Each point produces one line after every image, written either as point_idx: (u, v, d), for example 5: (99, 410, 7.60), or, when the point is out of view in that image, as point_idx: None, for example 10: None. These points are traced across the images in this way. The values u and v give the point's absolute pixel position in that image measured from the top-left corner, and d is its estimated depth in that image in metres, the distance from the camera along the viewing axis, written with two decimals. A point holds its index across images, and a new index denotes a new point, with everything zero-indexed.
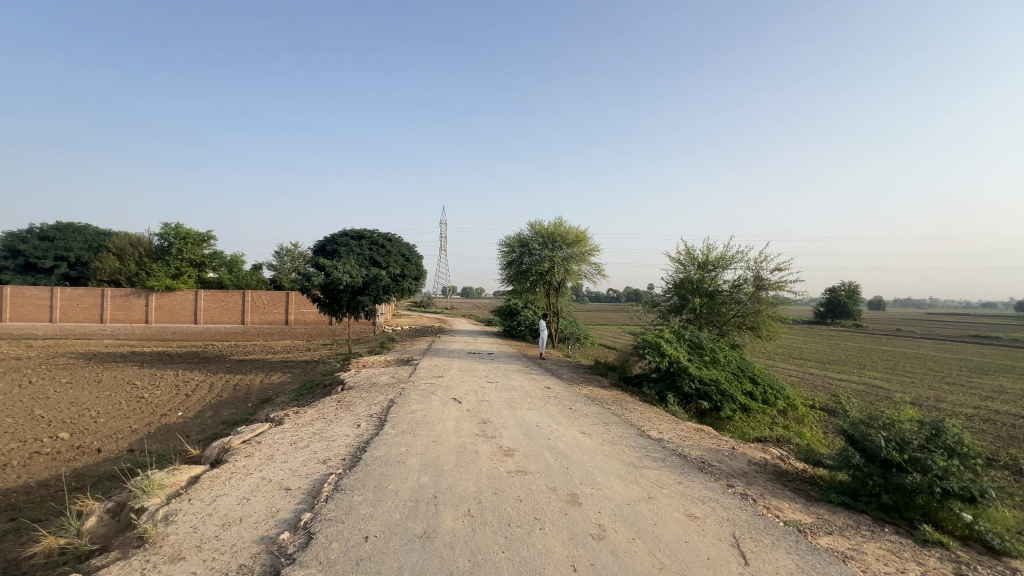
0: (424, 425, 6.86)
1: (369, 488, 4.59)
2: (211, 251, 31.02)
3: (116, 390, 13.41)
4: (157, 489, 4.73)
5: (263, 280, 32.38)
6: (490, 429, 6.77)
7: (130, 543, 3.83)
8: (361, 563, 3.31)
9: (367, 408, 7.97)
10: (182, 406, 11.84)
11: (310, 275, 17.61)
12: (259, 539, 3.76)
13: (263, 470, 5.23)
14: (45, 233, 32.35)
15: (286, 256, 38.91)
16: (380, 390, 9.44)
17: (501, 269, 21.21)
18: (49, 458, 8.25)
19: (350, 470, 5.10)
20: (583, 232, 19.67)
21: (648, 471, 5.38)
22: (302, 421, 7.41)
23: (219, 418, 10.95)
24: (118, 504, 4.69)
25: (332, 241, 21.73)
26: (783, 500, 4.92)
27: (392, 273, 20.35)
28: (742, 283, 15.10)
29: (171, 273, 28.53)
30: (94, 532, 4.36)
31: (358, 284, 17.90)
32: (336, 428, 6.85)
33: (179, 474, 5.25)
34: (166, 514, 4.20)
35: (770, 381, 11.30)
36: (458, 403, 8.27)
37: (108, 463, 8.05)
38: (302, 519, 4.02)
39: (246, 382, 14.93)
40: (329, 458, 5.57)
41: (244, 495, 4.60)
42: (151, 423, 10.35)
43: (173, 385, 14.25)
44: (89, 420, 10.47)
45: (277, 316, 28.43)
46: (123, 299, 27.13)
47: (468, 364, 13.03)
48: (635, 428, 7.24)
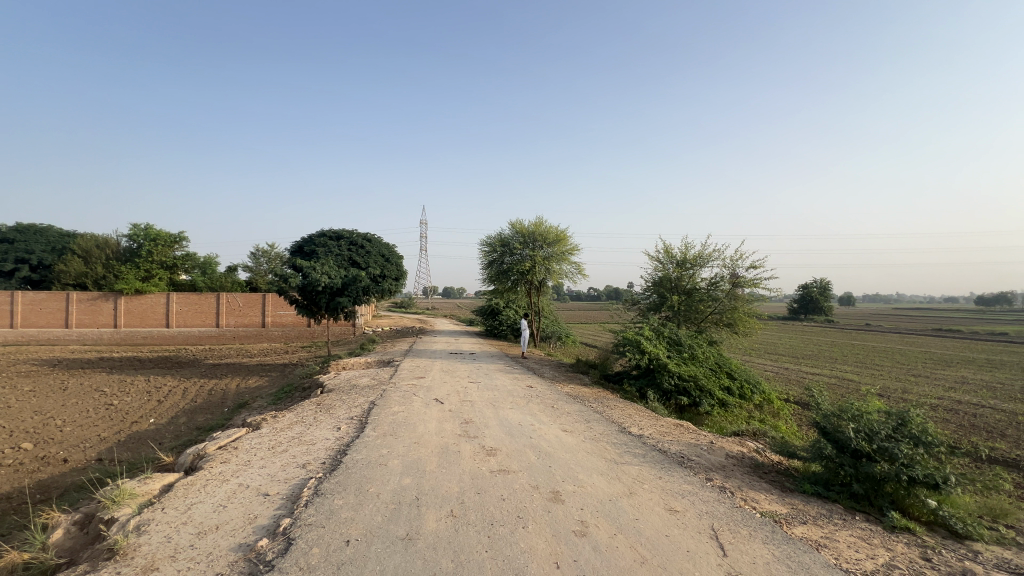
0: (406, 427, 6.81)
1: (350, 492, 4.53)
2: (184, 253, 30.15)
3: (83, 398, 12.91)
4: (128, 498, 4.59)
5: (238, 281, 31.60)
6: (472, 429, 6.77)
7: (99, 555, 3.70)
8: (342, 567, 3.27)
9: (348, 411, 7.87)
10: (154, 413, 11.46)
11: (287, 277, 17.27)
12: (237, 547, 3.68)
13: (239, 476, 5.11)
14: (5, 235, 30.98)
15: (263, 257, 38.06)
16: (361, 392, 9.33)
17: (482, 269, 21.15)
18: (11, 470, 7.91)
19: (330, 474, 5.03)
20: (564, 230, 19.78)
21: (629, 467, 5.44)
22: (279, 425, 7.25)
23: (194, 424, 10.65)
24: (87, 516, 4.53)
25: (310, 242, 21.37)
26: (760, 492, 5.05)
27: (372, 273, 20.10)
28: (719, 281, 15.40)
29: (141, 275, 27.62)
30: (61, 545, 4.21)
31: (337, 285, 17.63)
32: (316, 432, 6.73)
33: (151, 482, 5.09)
34: (137, 524, 4.07)
35: (746, 376, 11.54)
36: (439, 404, 8.22)
37: (76, 474, 7.76)
38: (281, 525, 3.95)
39: (221, 387, 14.55)
40: (309, 463, 5.49)
41: (220, 501, 4.49)
42: (122, 431, 10.01)
43: (144, 391, 13.80)
44: (55, 429, 10.06)
45: (253, 318, 27.76)
46: (90, 302, 26.18)
47: (450, 364, 12.95)
48: (616, 425, 7.32)
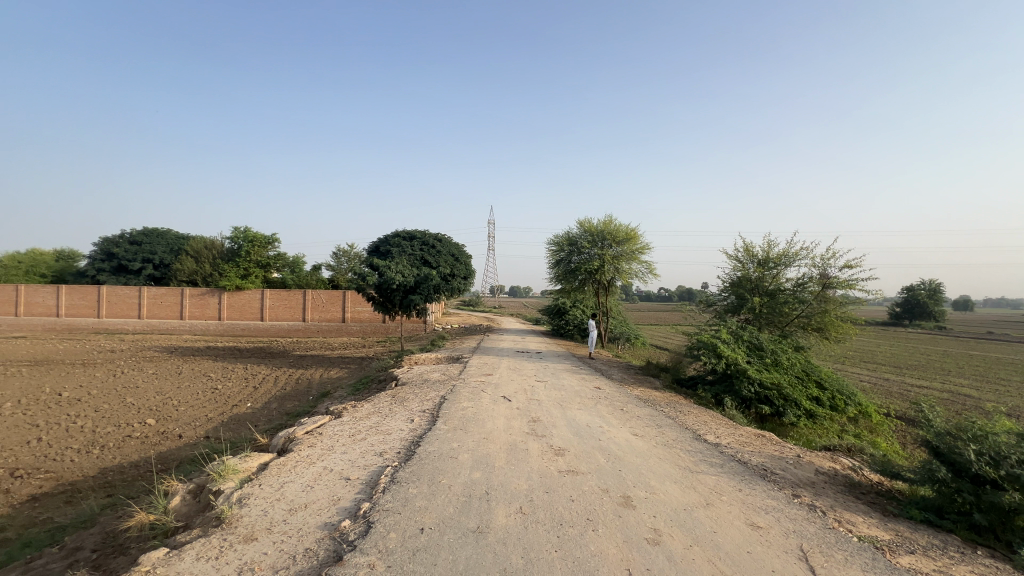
0: (475, 422, 6.96)
1: (424, 481, 4.72)
2: (276, 253, 32.91)
3: (194, 382, 14.59)
4: (232, 473, 5.12)
5: (322, 279, 33.98)
6: (540, 428, 6.77)
7: (209, 522, 4.15)
8: (418, 553, 3.41)
9: (420, 404, 8.20)
10: (251, 398, 12.70)
11: (365, 275, 18.31)
12: (323, 525, 3.96)
13: (325, 460, 5.51)
14: (135, 237, 35.71)
15: (344, 256, 40.69)
16: (433, 386, 9.68)
17: (549, 269, 21.14)
18: (139, 442, 9.12)
19: (405, 463, 5.26)
20: (635, 228, 19.23)
21: (705, 476, 5.18)
22: (359, 414, 7.71)
23: (284, 409, 11.65)
24: (199, 486, 5.11)
25: (385, 242, 22.52)
26: (857, 515, 4.57)
27: (443, 272, 20.75)
28: (806, 282, 14.23)
29: (241, 273, 30.60)
30: (178, 510, 4.77)
31: (411, 284, 18.39)
32: (391, 422, 7.09)
33: (250, 460, 5.64)
34: (240, 497, 4.52)
35: (838, 386, 10.56)
36: (507, 401, 8.32)
37: (189, 448, 8.78)
38: (361, 508, 4.20)
39: (307, 376, 15.78)
40: (386, 451, 5.79)
41: (308, 482, 4.86)
42: (225, 413, 11.19)
43: (243, 378, 15.32)
44: (172, 408, 11.46)
45: (334, 314, 29.61)
46: (200, 297, 29.47)
47: (517, 362, 13.08)
48: (690, 432, 7.00)
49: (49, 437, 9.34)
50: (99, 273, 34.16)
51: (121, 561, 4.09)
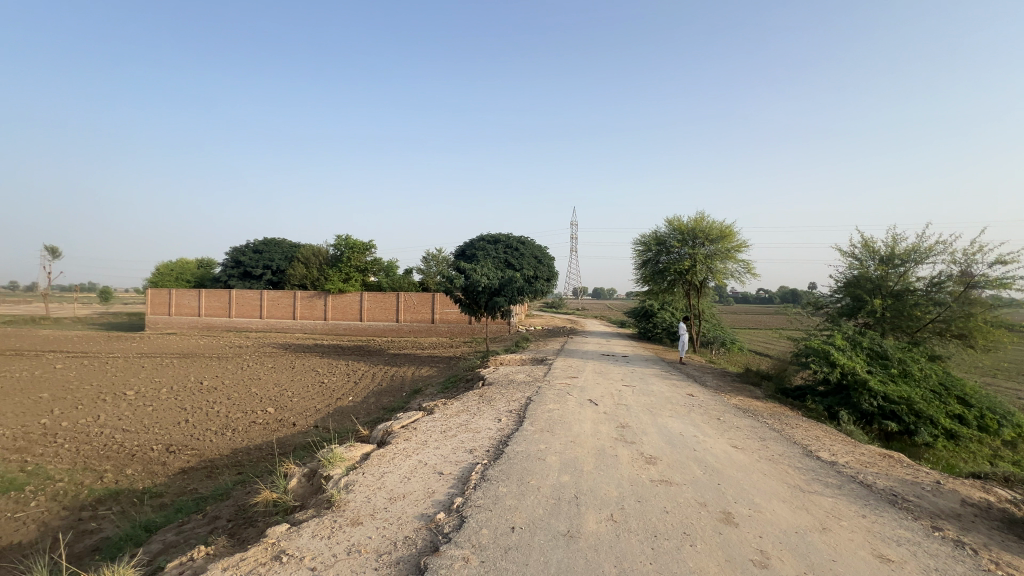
0: (561, 424, 6.91)
1: (513, 481, 4.77)
2: (373, 258, 35.43)
3: (305, 376, 16.19)
4: (339, 461, 5.59)
5: (413, 282, 35.99)
6: (629, 434, 6.55)
7: (322, 504, 4.57)
8: (510, 551, 3.46)
9: (507, 404, 8.35)
10: (352, 392, 13.79)
11: (453, 278, 19.07)
12: (420, 516, 4.16)
13: (419, 454, 5.80)
14: (257, 246, 40.51)
15: (433, 260, 42.75)
16: (519, 387, 9.81)
17: (635, 270, 20.47)
18: (262, 428, 10.30)
19: (494, 461, 5.37)
20: (730, 225, 18.00)
21: (820, 498, 4.66)
22: (449, 412, 8.04)
23: (380, 404, 12.50)
24: (312, 470, 5.65)
25: (471, 246, 23.28)
26: (1021, 558, 3.84)
27: (527, 274, 20.95)
28: (943, 281, 12.37)
29: (343, 277, 33.41)
30: (295, 491, 5.30)
31: (495, 286, 18.81)
32: (479, 421, 7.29)
33: (354, 449, 6.11)
34: (347, 483, 4.91)
35: (989, 403, 8.99)
36: (594, 405, 8.17)
37: (302, 435, 9.76)
38: (454, 502, 4.35)
39: (400, 374, 16.79)
40: (475, 448, 5.95)
41: (405, 474, 5.16)
42: (330, 405, 12.28)
43: (345, 374, 16.70)
44: (287, 399, 12.82)
45: (424, 315, 31.04)
46: (309, 300, 32.66)
47: (602, 366, 12.81)
48: (800, 447, 6.35)
49: (194, 419, 10.92)
50: (230, 278, 39.23)
51: (251, 531, 4.63)
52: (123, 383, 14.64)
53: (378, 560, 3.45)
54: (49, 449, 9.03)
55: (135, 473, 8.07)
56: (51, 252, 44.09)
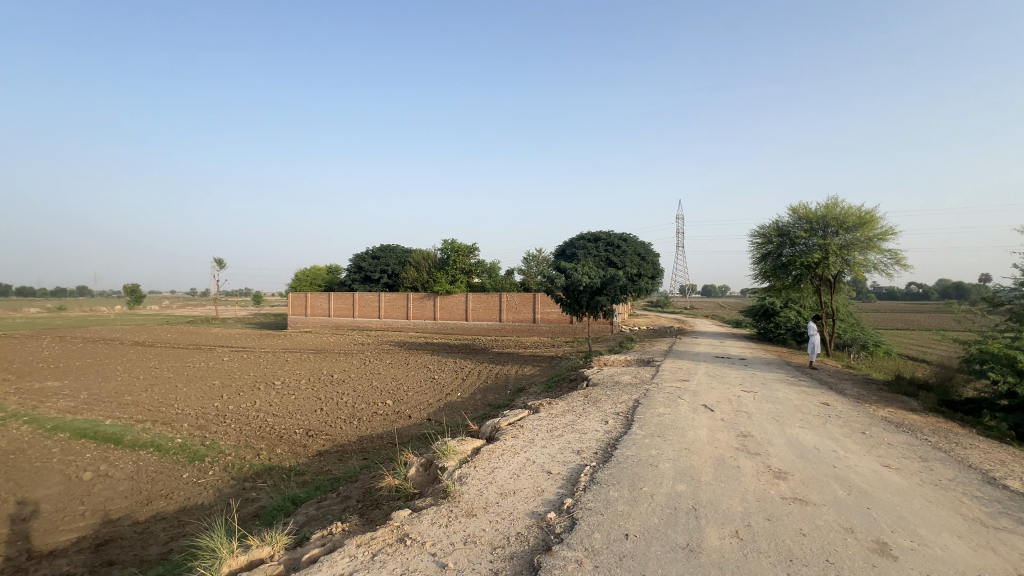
0: (674, 430, 6.53)
1: (625, 486, 4.62)
2: (477, 260, 36.90)
3: (418, 372, 17.37)
4: (453, 453, 5.88)
5: (515, 282, 36.79)
6: (752, 445, 5.97)
7: (439, 493, 4.83)
8: (624, 559, 3.34)
9: (614, 406, 8.12)
10: (460, 389, 14.49)
11: (554, 278, 19.12)
12: (531, 513, 4.20)
13: (527, 452, 5.88)
14: (376, 253, 44.51)
15: (534, 261, 43.28)
16: (625, 389, 9.49)
17: (752, 265, 18.74)
18: (383, 418, 11.26)
19: (604, 464, 5.24)
20: (872, 210, 15.70)
21: (1012, 537, 3.80)
22: (554, 411, 8.04)
23: (487, 401, 12.93)
24: (428, 461, 6.02)
25: (571, 245, 23.15)
26: None
27: (630, 272, 20.24)
28: None
29: (450, 280, 35.28)
30: (414, 479, 5.69)
31: (597, 285, 18.46)
32: (586, 422, 7.18)
33: (466, 444, 6.39)
34: (460, 476, 5.14)
35: None
36: (710, 411, 7.59)
37: (417, 427, 10.47)
38: (564, 503, 4.33)
39: (505, 372, 17.23)
40: (583, 450, 5.87)
41: (515, 470, 5.26)
42: (441, 400, 13.02)
43: (453, 371, 17.59)
44: (403, 393, 13.87)
45: (526, 315, 31.47)
46: (420, 301, 35.02)
47: (717, 369, 11.88)
48: (977, 473, 5.26)
49: (328, 408, 12.30)
50: (354, 283, 43.63)
51: (378, 513, 5.07)
52: (273, 375, 17.00)
53: (493, 553, 3.55)
54: (221, 427, 10.79)
55: (284, 452, 9.31)
56: (219, 263, 52.88)
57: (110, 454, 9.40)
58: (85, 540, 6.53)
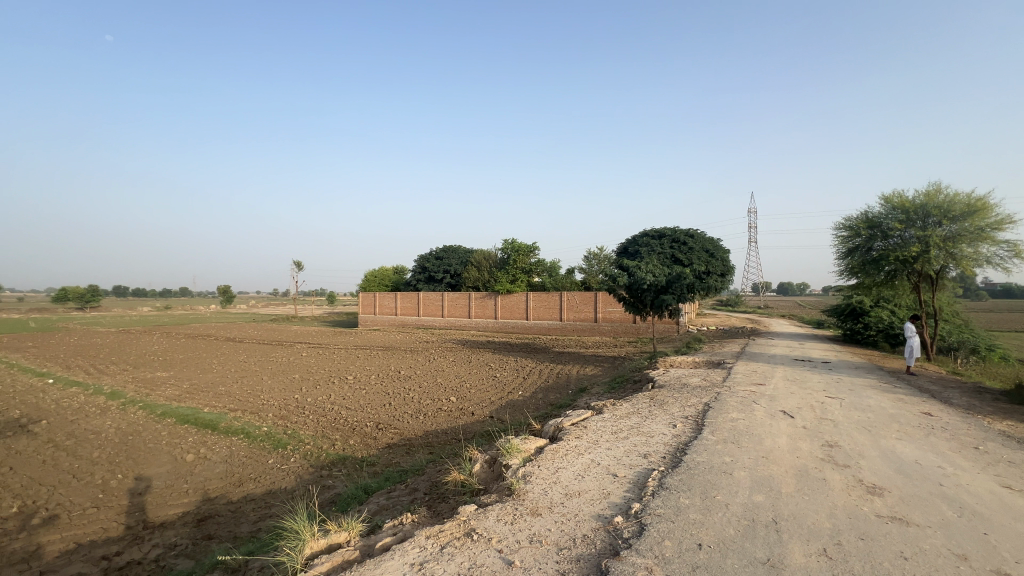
0: (750, 437, 6.14)
1: (696, 493, 4.41)
2: (537, 260, 36.93)
3: (480, 370, 17.69)
4: (516, 451, 5.92)
5: (576, 281, 36.40)
6: (840, 456, 5.48)
7: (503, 490, 4.88)
8: (698, 570, 3.18)
9: (682, 409, 7.79)
10: (522, 387, 14.55)
11: (616, 277, 18.70)
12: (597, 516, 4.12)
13: (592, 453, 5.78)
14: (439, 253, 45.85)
15: (595, 259, 42.58)
16: (694, 391, 9.08)
17: (837, 261, 17.25)
18: (447, 414, 11.57)
19: (673, 469, 5.04)
20: (984, 197, 13.92)
21: None
22: (618, 413, 7.86)
23: (548, 400, 12.89)
24: (492, 458, 6.10)
25: (634, 243, 22.52)
26: None
27: (697, 270, 19.33)
28: None
29: (511, 279, 35.57)
30: (480, 475, 5.79)
31: (662, 283, 17.83)
32: (653, 425, 6.95)
33: (529, 442, 6.42)
34: (524, 474, 5.16)
35: None
36: (790, 418, 7.07)
37: (480, 424, 10.65)
38: (632, 507, 4.21)
39: (566, 372, 17.11)
40: (650, 454, 5.69)
41: (579, 471, 5.19)
42: (503, 398, 13.16)
43: (515, 370, 17.73)
44: (466, 390, 14.17)
45: (587, 314, 31.01)
46: (482, 300, 35.63)
47: (797, 373, 11.04)
48: None
49: (396, 403, 12.85)
50: (419, 283, 45.24)
51: (446, 506, 5.21)
52: (346, 370, 18.03)
53: (560, 553, 3.52)
54: (300, 418, 11.61)
55: (356, 443, 9.84)
56: (298, 265, 57.04)
57: (207, 439, 10.41)
58: (188, 515, 7.28)
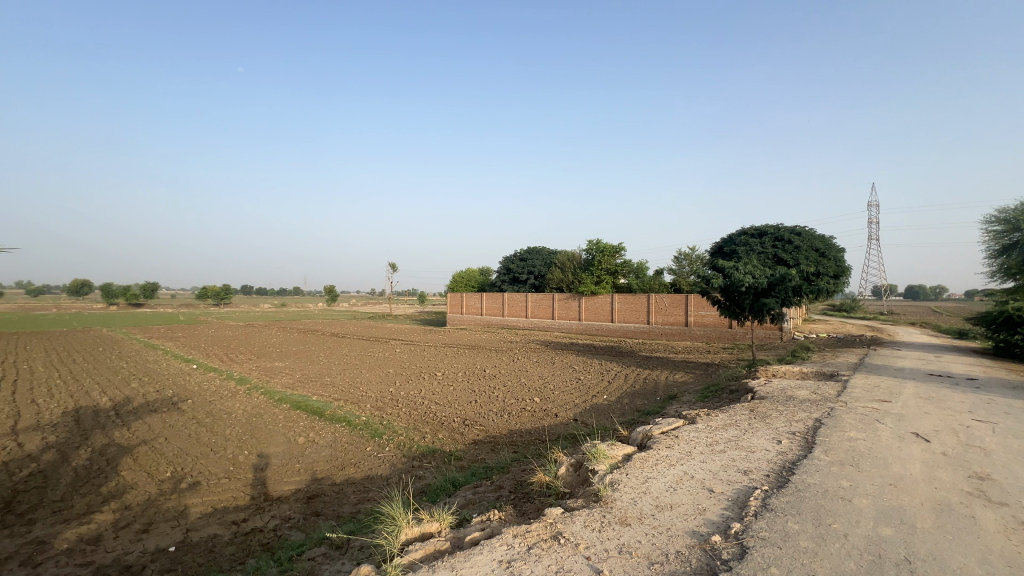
0: (873, 461, 5.41)
1: (808, 519, 3.98)
2: (623, 260, 35.91)
3: (564, 371, 17.62)
4: (603, 457, 5.79)
5: (665, 283, 34.83)
6: (993, 491, 4.63)
7: (590, 496, 4.79)
8: None
9: (788, 424, 7.09)
10: (607, 391, 14.23)
11: (710, 278, 17.58)
12: (692, 532, 3.89)
13: (684, 465, 5.47)
14: (523, 255, 46.45)
15: (686, 260, 40.41)
16: (802, 405, 8.21)
17: (987, 260, 14.72)
18: (531, 414, 11.66)
19: (778, 490, 4.60)
20: None
21: None
22: (714, 424, 7.35)
23: (635, 406, 12.46)
24: (578, 462, 6.02)
25: (730, 242, 21.00)
26: None
27: (805, 270, 17.55)
28: None
29: (595, 280, 34.92)
30: (565, 478, 5.74)
31: (763, 286, 16.44)
32: (754, 439, 6.40)
33: (617, 448, 6.24)
34: (612, 481, 5.02)
35: None
36: (925, 442, 6.12)
37: (564, 426, 10.59)
38: (731, 527, 3.91)
39: (654, 377, 16.42)
40: (751, 470, 5.24)
41: (671, 483, 4.93)
42: (587, 401, 12.95)
43: (599, 373, 17.39)
44: (550, 391, 14.18)
45: (678, 317, 29.47)
46: (566, 302, 35.50)
47: (932, 390, 9.54)
48: None
49: (482, 401, 13.22)
50: (504, 284, 46.22)
51: (532, 507, 5.23)
52: (435, 367, 18.94)
53: (651, 568, 3.36)
54: (395, 410, 12.39)
55: (444, 437, 10.27)
56: (393, 267, 61.21)
57: (315, 425, 11.49)
58: (300, 491, 8.10)
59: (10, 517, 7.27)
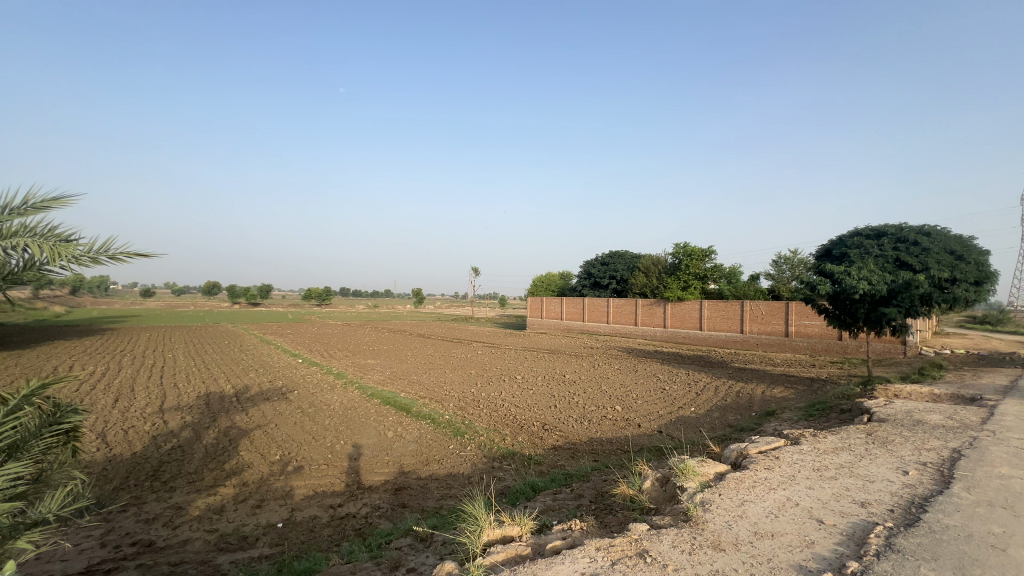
0: None
1: (946, 567, 3.40)
2: (714, 264, 33.79)
3: (647, 380, 16.94)
4: (692, 474, 5.43)
5: (761, 289, 32.18)
6: None
7: (678, 514, 4.51)
8: None
9: (916, 453, 6.15)
10: (694, 403, 13.42)
11: (816, 284, 15.88)
12: (797, 567, 3.50)
13: (788, 490, 4.95)
14: (605, 260, 45.57)
15: (787, 264, 36.99)
16: (935, 432, 7.08)
17: None
18: (613, 423, 11.32)
19: (906, 529, 3.99)
20: None
21: None
22: (822, 446, 6.59)
23: (727, 421, 11.60)
24: (664, 477, 5.71)
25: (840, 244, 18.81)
26: None
27: (935, 276, 15.28)
28: None
29: (682, 285, 33.19)
30: (651, 493, 5.47)
31: (881, 293, 14.52)
32: (873, 468, 5.63)
33: (708, 466, 5.83)
34: (704, 501, 4.68)
35: None
36: None
37: (648, 438, 10.14)
38: (847, 565, 3.46)
39: (748, 391, 15.19)
40: (870, 503, 4.61)
41: (772, 509, 4.48)
42: (673, 413, 12.29)
43: (686, 383, 16.46)
44: (632, 400, 13.69)
45: (776, 327, 27.06)
46: (650, 308, 34.21)
47: None
48: None
49: (562, 406, 13.11)
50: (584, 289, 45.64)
51: (615, 520, 5.05)
52: (515, 370, 19.16)
53: None
54: (476, 411, 12.70)
55: (524, 441, 10.30)
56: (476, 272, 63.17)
57: (403, 420, 12.14)
58: (389, 482, 8.58)
59: (157, 483, 8.54)
